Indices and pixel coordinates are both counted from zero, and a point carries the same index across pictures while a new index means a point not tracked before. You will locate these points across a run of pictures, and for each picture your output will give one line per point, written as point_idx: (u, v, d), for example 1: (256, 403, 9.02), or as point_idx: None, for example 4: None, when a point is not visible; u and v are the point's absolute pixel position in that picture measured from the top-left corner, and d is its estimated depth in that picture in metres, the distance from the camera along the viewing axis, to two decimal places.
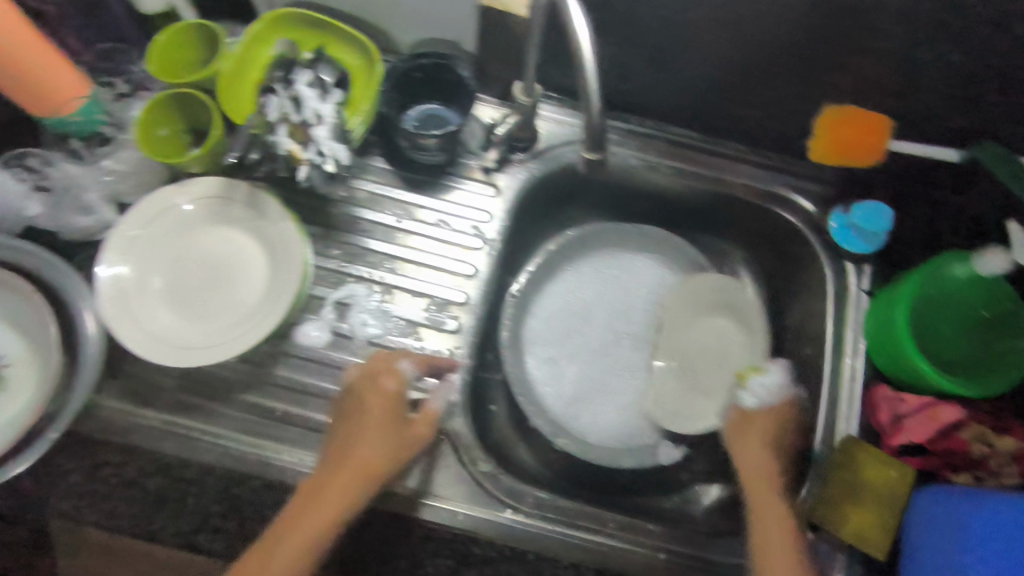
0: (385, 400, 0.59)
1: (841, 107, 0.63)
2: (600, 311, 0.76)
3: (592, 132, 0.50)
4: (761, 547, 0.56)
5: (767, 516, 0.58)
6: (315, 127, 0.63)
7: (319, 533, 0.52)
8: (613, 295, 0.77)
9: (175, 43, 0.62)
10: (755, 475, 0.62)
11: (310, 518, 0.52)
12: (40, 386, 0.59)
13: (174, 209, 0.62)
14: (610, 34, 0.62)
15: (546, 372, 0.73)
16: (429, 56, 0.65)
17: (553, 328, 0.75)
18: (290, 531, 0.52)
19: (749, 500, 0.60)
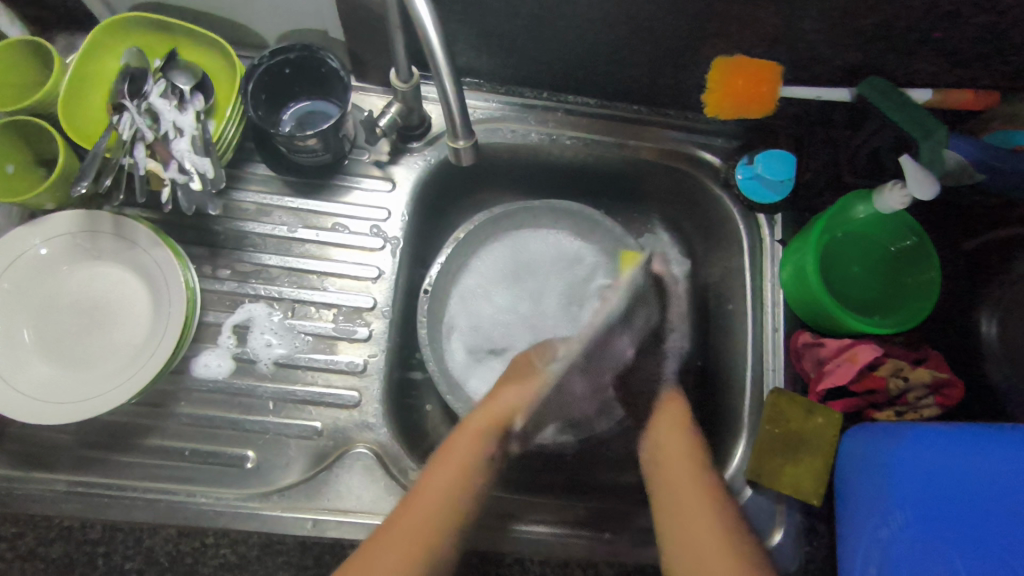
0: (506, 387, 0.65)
1: (732, 57, 0.61)
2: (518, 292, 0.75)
3: (454, 120, 0.47)
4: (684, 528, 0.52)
5: (694, 530, 0.51)
6: (174, 141, 0.57)
7: (445, 494, 0.52)
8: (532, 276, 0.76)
9: (1, 66, 0.55)
10: (678, 507, 0.54)
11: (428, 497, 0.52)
12: None
13: (26, 257, 0.56)
14: (479, 9, 0.58)
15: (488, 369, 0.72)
16: (292, 48, 0.59)
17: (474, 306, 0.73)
18: (429, 489, 0.53)
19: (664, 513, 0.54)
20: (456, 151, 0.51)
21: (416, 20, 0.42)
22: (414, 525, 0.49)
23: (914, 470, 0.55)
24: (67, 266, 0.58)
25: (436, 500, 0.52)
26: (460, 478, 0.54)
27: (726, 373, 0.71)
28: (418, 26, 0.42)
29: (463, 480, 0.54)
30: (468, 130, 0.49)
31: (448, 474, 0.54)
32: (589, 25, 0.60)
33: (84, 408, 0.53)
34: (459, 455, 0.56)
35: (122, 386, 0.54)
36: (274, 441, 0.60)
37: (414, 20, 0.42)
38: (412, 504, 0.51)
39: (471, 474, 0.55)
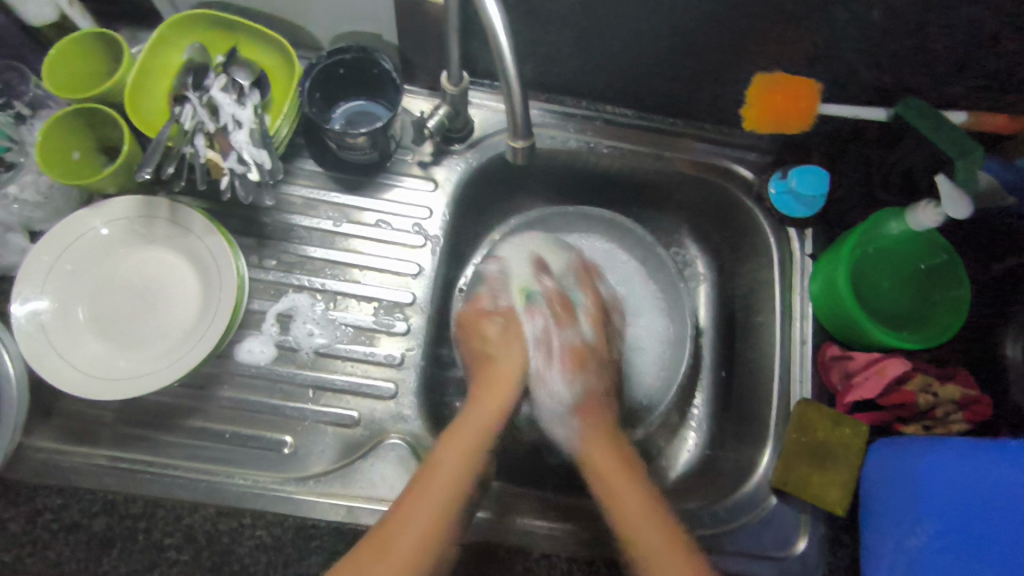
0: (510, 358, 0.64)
1: (774, 74, 0.63)
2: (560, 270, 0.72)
3: (513, 119, 0.49)
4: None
5: (625, 503, 0.54)
6: (233, 133, 0.59)
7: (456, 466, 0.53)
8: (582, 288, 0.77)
9: (71, 52, 0.58)
10: (604, 472, 0.57)
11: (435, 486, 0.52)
12: None
13: (89, 234, 0.58)
14: (529, 17, 0.60)
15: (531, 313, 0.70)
16: (347, 49, 0.61)
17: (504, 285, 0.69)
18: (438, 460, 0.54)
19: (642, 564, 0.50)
20: (510, 150, 0.53)
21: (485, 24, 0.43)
22: (418, 516, 0.50)
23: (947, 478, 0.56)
24: (125, 246, 0.60)
25: (440, 488, 0.52)
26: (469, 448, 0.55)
27: (752, 382, 0.72)
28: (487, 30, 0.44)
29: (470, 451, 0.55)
30: (526, 131, 0.51)
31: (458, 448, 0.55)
32: (634, 39, 0.62)
33: (135, 384, 0.55)
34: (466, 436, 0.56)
35: (173, 364, 0.56)
36: (311, 427, 0.61)
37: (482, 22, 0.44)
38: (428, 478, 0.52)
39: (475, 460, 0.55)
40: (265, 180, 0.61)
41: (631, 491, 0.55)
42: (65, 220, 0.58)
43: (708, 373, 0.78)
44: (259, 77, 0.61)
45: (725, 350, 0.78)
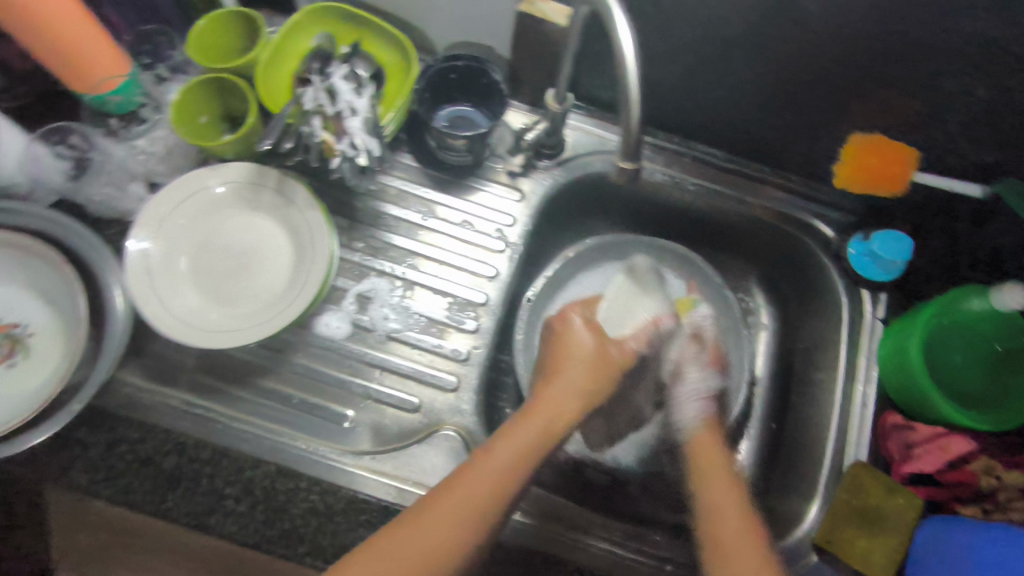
0: (584, 354, 0.62)
1: (869, 134, 0.65)
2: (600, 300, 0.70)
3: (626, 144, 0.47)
4: None
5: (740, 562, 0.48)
6: (348, 119, 0.62)
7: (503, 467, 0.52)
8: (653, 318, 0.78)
9: (213, 27, 0.63)
10: (727, 539, 0.50)
11: (477, 479, 0.51)
12: (43, 365, 0.57)
13: (204, 194, 0.63)
14: (641, 48, 0.63)
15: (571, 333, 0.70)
16: (463, 57, 0.65)
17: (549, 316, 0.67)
18: (491, 458, 0.52)
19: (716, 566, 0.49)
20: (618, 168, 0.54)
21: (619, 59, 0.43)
22: (457, 503, 0.49)
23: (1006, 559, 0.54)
24: (232, 212, 0.64)
25: (486, 482, 0.51)
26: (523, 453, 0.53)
27: (803, 437, 0.71)
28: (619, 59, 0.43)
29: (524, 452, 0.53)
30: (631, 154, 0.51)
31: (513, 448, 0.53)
32: (737, 82, 0.64)
33: (224, 335, 0.58)
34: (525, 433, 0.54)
35: (260, 324, 0.59)
36: (373, 407, 0.64)
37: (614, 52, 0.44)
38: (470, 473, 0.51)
39: (529, 463, 0.53)
40: (371, 164, 0.66)
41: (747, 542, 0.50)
42: (187, 179, 0.62)
43: (758, 422, 0.78)
44: (377, 70, 0.65)
45: (778, 402, 0.77)
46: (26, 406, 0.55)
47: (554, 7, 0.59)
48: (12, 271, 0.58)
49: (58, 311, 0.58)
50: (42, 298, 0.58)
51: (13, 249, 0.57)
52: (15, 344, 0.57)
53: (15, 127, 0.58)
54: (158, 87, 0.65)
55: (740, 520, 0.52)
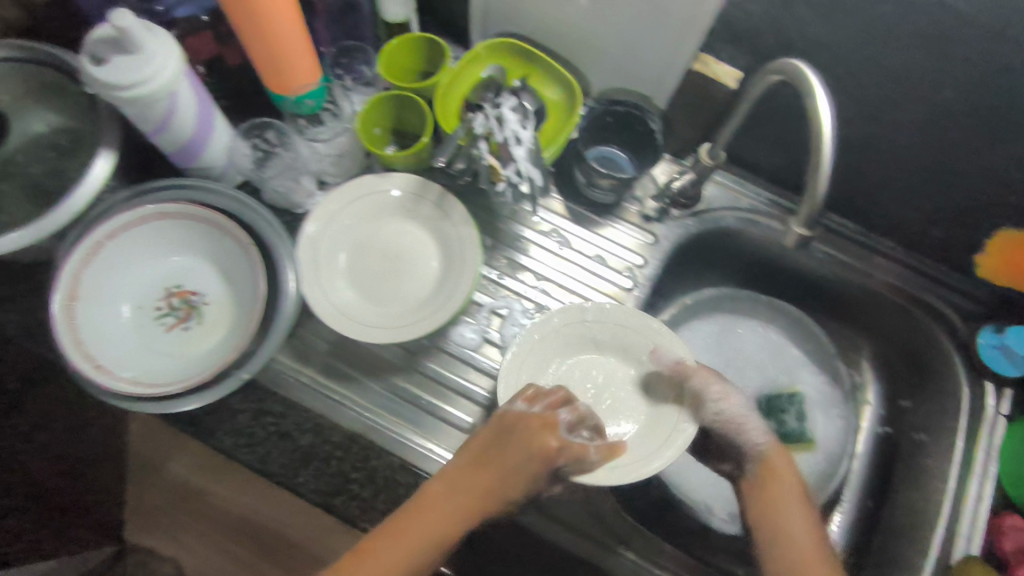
0: (531, 451, 0.52)
1: (1012, 232, 0.66)
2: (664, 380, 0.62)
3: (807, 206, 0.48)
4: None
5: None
6: (514, 147, 0.66)
7: (437, 518, 0.49)
8: (765, 378, 0.81)
9: (401, 47, 0.69)
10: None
11: (415, 535, 0.48)
12: (215, 331, 0.62)
13: (372, 198, 0.68)
14: (800, 117, 0.65)
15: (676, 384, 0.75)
16: (625, 103, 0.69)
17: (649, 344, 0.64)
18: (439, 498, 0.50)
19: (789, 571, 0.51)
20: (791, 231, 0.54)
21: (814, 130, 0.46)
22: (396, 553, 0.47)
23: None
24: (393, 218, 0.69)
25: (429, 535, 0.48)
26: (472, 496, 0.51)
27: (903, 520, 0.71)
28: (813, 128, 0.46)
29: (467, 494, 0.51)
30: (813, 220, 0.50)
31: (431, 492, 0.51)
32: (891, 161, 0.65)
33: (376, 331, 0.62)
34: (483, 483, 0.51)
35: (407, 326, 0.63)
36: (491, 418, 0.67)
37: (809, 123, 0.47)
38: (410, 516, 0.49)
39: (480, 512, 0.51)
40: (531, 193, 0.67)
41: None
42: (358, 181, 0.67)
43: (852, 496, 0.78)
44: (542, 107, 0.70)
45: (877, 479, 0.77)
46: (197, 367, 0.60)
47: (725, 69, 0.62)
48: (199, 243, 0.63)
49: (231, 285, 0.63)
50: (220, 272, 0.64)
51: (204, 223, 0.62)
52: (190, 309, 0.63)
53: (226, 123, 0.63)
54: (339, 93, 0.70)
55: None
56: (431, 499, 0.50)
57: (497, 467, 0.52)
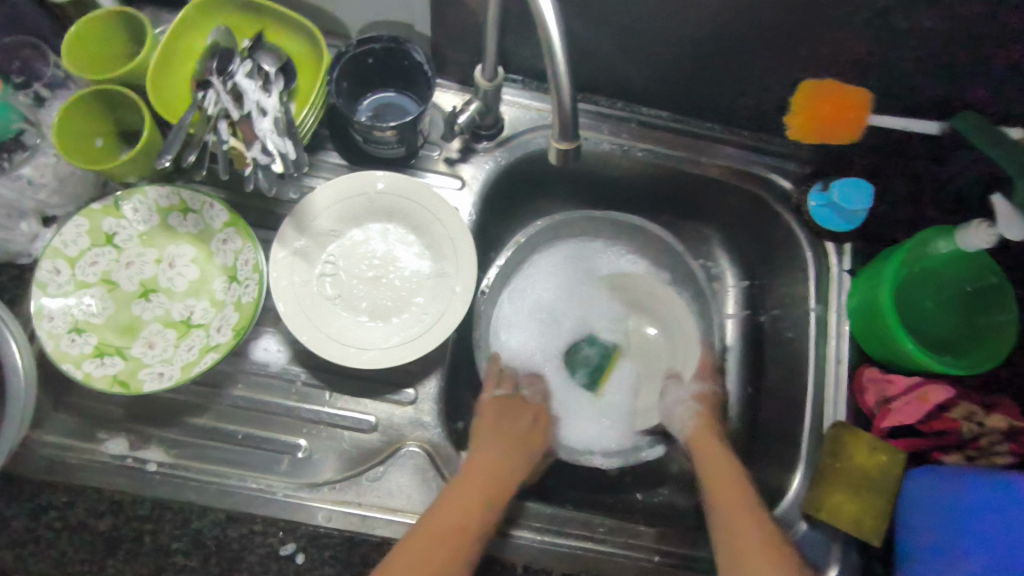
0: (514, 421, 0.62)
1: (829, 82, 0.61)
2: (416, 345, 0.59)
3: (560, 118, 0.43)
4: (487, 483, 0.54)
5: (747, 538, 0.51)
6: (258, 120, 0.55)
7: (473, 507, 0.52)
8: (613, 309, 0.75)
9: (90, 35, 0.55)
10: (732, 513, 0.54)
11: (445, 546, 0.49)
12: None
13: (119, 226, 0.58)
14: (568, 7, 0.57)
15: (515, 316, 0.73)
16: (380, 38, 0.59)
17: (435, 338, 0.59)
18: (479, 463, 0.56)
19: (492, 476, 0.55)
20: (554, 151, 0.46)
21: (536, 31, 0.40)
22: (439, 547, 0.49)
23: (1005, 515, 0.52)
24: (150, 252, 0.59)
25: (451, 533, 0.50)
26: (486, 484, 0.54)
27: (780, 403, 0.69)
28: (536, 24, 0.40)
29: (490, 483, 0.55)
30: (573, 133, 0.44)
31: (467, 498, 0.53)
32: (682, 37, 0.59)
33: (159, 373, 0.55)
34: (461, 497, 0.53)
35: (196, 356, 0.55)
36: (327, 432, 0.59)
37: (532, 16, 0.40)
38: (434, 522, 0.50)
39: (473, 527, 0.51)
40: (290, 171, 0.58)
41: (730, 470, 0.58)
42: (88, 214, 0.56)
43: (732, 388, 0.76)
44: (287, 65, 0.59)
45: (750, 364, 0.75)
46: None
47: None
48: None
49: None
50: None
51: None
52: None
53: None
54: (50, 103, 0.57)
55: (733, 480, 0.56)
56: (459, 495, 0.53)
57: (489, 464, 0.56)
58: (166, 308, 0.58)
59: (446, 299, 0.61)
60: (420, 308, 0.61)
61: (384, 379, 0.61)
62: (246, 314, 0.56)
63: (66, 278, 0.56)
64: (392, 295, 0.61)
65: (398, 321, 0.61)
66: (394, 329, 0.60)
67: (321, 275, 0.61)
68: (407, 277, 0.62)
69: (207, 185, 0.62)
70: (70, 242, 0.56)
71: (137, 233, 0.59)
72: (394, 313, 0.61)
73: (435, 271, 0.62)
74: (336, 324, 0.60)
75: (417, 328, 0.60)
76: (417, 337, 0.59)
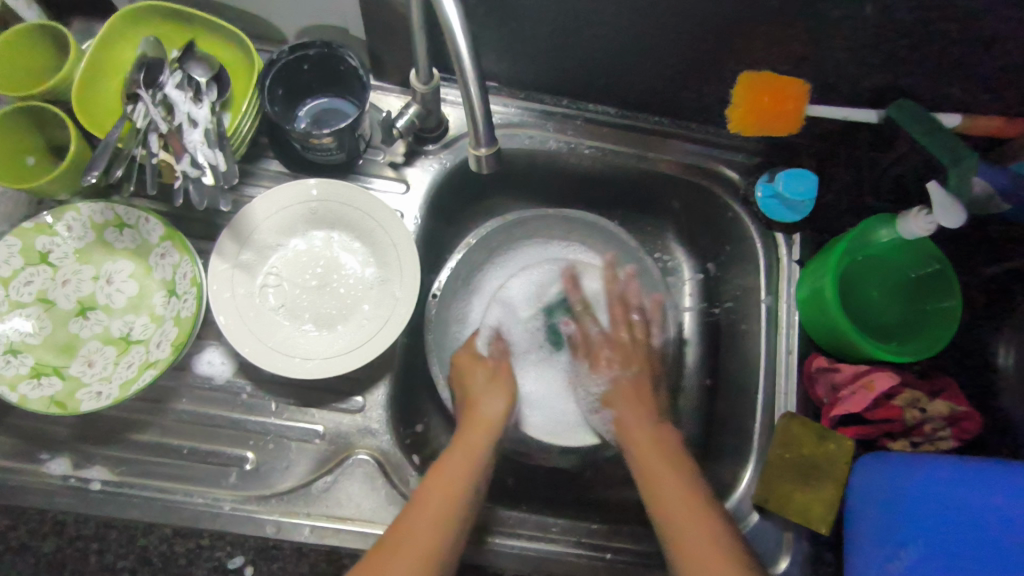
0: (487, 406, 0.61)
1: (765, 73, 0.61)
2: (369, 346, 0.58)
3: (474, 124, 0.45)
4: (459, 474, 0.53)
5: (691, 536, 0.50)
6: (187, 132, 0.55)
7: (440, 516, 0.50)
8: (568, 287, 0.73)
9: (12, 51, 0.54)
10: (668, 508, 0.53)
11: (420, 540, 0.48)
12: None
13: (53, 244, 0.57)
14: (498, 6, 0.56)
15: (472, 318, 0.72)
16: (312, 44, 0.58)
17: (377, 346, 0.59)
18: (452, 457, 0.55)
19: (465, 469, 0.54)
20: (475, 158, 0.49)
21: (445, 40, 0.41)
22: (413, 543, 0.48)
23: (937, 501, 0.53)
24: (87, 268, 0.58)
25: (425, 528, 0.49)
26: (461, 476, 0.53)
27: (734, 394, 0.69)
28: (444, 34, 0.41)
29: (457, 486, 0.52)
30: (490, 138, 0.47)
31: (433, 506, 0.51)
32: (616, 33, 0.59)
33: (97, 391, 0.54)
34: (436, 491, 0.52)
35: (135, 373, 0.55)
36: (274, 443, 0.59)
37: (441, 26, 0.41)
38: (409, 518, 0.50)
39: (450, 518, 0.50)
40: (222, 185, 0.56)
41: (660, 461, 0.57)
42: (18, 234, 0.55)
43: (690, 380, 0.75)
44: (218, 74, 0.58)
45: (706, 356, 0.75)
46: None
47: None
48: None
49: None
50: None
51: None
52: None
53: None
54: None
55: (659, 472, 0.56)
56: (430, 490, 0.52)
57: (463, 457, 0.55)
58: (104, 325, 0.58)
59: (390, 305, 0.61)
60: (365, 315, 0.61)
61: (331, 388, 0.61)
62: (184, 328, 0.56)
63: (0, 299, 0.55)
64: (337, 303, 0.61)
65: (344, 329, 0.60)
66: (339, 337, 0.60)
67: (264, 285, 0.60)
68: (352, 284, 0.62)
69: (143, 199, 0.61)
70: (1, 262, 0.55)
71: (73, 250, 0.58)
72: (340, 321, 0.61)
73: (379, 277, 0.62)
74: (279, 334, 0.59)
75: (362, 334, 0.60)
76: (362, 344, 0.59)
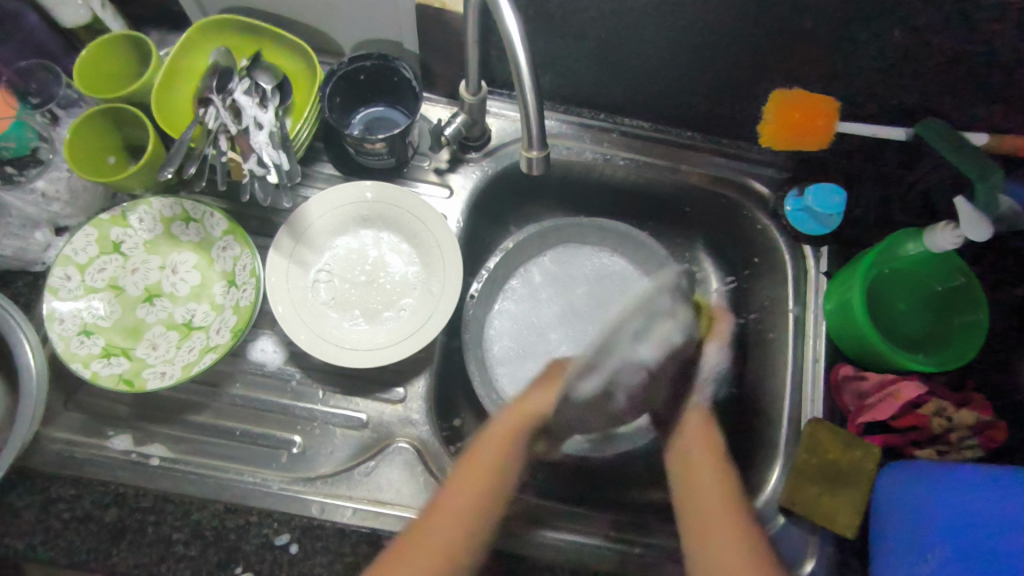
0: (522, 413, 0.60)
1: (794, 91, 0.64)
2: (412, 341, 0.62)
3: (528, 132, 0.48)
4: (475, 476, 0.54)
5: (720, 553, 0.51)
6: (254, 134, 0.59)
7: (458, 527, 0.51)
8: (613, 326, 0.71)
9: (101, 58, 0.60)
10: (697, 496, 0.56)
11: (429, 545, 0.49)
12: None
13: (126, 235, 0.62)
14: (543, 24, 0.60)
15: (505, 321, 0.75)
16: (369, 56, 0.62)
17: (421, 338, 0.62)
18: (478, 457, 0.55)
19: (488, 475, 0.54)
20: (525, 161, 0.52)
21: (507, 53, 0.45)
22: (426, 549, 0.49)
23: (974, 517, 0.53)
24: (154, 259, 0.63)
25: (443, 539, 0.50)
26: (481, 484, 0.54)
27: (760, 401, 0.71)
28: (505, 47, 0.45)
29: (473, 511, 0.52)
30: (541, 142, 0.50)
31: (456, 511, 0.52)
32: (656, 49, 0.62)
33: (163, 371, 0.58)
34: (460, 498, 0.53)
35: (197, 356, 0.59)
36: (320, 429, 0.62)
37: (502, 41, 0.45)
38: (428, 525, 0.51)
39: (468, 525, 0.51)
40: (285, 182, 0.62)
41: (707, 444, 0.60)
42: (98, 224, 0.60)
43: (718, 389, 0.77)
44: (283, 81, 0.62)
45: (734, 366, 0.77)
46: None
47: None
48: None
49: None
50: None
51: None
52: None
53: None
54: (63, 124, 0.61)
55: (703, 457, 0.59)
56: (445, 497, 0.53)
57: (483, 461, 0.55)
58: (168, 312, 0.62)
59: (431, 303, 0.64)
60: (409, 309, 0.64)
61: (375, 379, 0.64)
62: (243, 315, 0.59)
63: (77, 284, 0.59)
64: (383, 298, 0.65)
65: (389, 322, 0.64)
66: (385, 331, 0.63)
67: (316, 280, 0.64)
68: (398, 282, 0.65)
69: (207, 198, 0.66)
70: (79, 250, 0.60)
71: (142, 241, 0.63)
72: (386, 314, 0.64)
73: (423, 276, 0.65)
74: (330, 324, 0.63)
75: (405, 327, 0.63)
76: (406, 337, 0.62)
